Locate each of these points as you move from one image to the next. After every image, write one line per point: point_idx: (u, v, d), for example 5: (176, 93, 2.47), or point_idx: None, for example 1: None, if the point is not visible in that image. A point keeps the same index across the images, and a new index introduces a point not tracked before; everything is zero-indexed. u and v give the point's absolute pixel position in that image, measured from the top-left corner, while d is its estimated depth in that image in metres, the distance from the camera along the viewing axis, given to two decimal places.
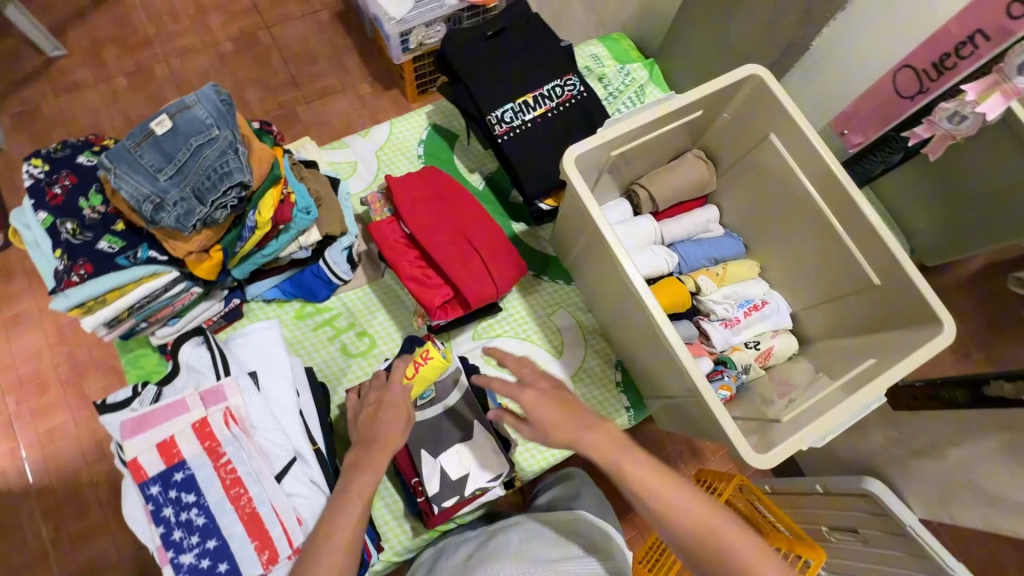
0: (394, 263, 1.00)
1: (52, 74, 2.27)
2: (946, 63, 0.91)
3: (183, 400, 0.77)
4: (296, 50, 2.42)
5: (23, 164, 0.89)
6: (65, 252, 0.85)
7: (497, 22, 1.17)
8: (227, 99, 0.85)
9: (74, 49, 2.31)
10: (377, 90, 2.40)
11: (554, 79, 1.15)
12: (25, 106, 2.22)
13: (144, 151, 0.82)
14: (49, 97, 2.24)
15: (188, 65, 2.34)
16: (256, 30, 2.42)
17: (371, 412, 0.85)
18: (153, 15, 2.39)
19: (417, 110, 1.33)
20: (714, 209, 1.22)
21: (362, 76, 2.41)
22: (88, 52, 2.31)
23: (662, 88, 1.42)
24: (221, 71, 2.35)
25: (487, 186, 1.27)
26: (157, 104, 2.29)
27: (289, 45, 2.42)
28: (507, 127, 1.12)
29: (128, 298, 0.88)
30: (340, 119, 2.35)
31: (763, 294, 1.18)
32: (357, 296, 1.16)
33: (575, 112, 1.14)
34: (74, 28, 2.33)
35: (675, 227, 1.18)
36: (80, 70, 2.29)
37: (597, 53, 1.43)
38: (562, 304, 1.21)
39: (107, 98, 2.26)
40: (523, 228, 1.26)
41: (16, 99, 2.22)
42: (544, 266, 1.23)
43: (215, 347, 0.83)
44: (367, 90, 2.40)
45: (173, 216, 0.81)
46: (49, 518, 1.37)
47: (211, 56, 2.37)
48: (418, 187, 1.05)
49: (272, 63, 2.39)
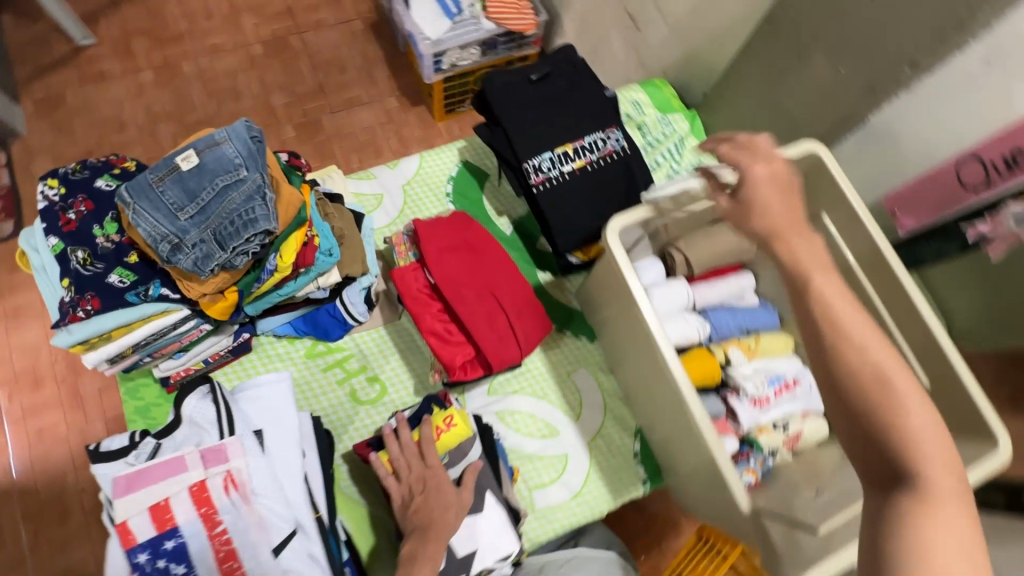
0: (416, 316, 0.95)
1: (78, 62, 2.23)
2: (1016, 161, 0.85)
3: (183, 459, 0.73)
4: (327, 59, 2.39)
5: (38, 184, 0.85)
6: (73, 283, 0.80)
7: (541, 66, 1.13)
8: (258, 137, 0.80)
9: (104, 38, 2.27)
10: (405, 105, 2.36)
11: (597, 130, 1.09)
12: (48, 91, 2.18)
13: (167, 187, 0.77)
14: (73, 85, 2.19)
15: (218, 65, 2.30)
16: (289, 35, 2.40)
17: (418, 501, 0.87)
18: (188, 11, 2.37)
19: (449, 145, 1.29)
20: (751, 275, 1.16)
21: (391, 90, 2.38)
22: (117, 43, 2.28)
23: (702, 141, 1.37)
24: (251, 74, 2.31)
25: (515, 231, 1.22)
26: (182, 100, 2.24)
27: (320, 53, 2.39)
28: (543, 177, 1.07)
29: (133, 336, 0.83)
30: (365, 132, 2.31)
31: (796, 372, 1.11)
32: (371, 338, 1.11)
33: (616, 167, 1.08)
34: (105, 16, 2.30)
35: (708, 293, 1.13)
36: (108, 60, 2.25)
37: (640, 99, 1.36)
38: (583, 363, 1.15)
39: (132, 90, 2.22)
40: (549, 278, 1.20)
41: (39, 84, 2.18)
42: (567, 320, 1.18)
43: (221, 400, 0.78)
44: (394, 105, 2.36)
45: (190, 260, 0.76)
46: (24, 534, 1.31)
47: (241, 57, 2.34)
48: (448, 236, 1.00)
49: (302, 70, 2.36)
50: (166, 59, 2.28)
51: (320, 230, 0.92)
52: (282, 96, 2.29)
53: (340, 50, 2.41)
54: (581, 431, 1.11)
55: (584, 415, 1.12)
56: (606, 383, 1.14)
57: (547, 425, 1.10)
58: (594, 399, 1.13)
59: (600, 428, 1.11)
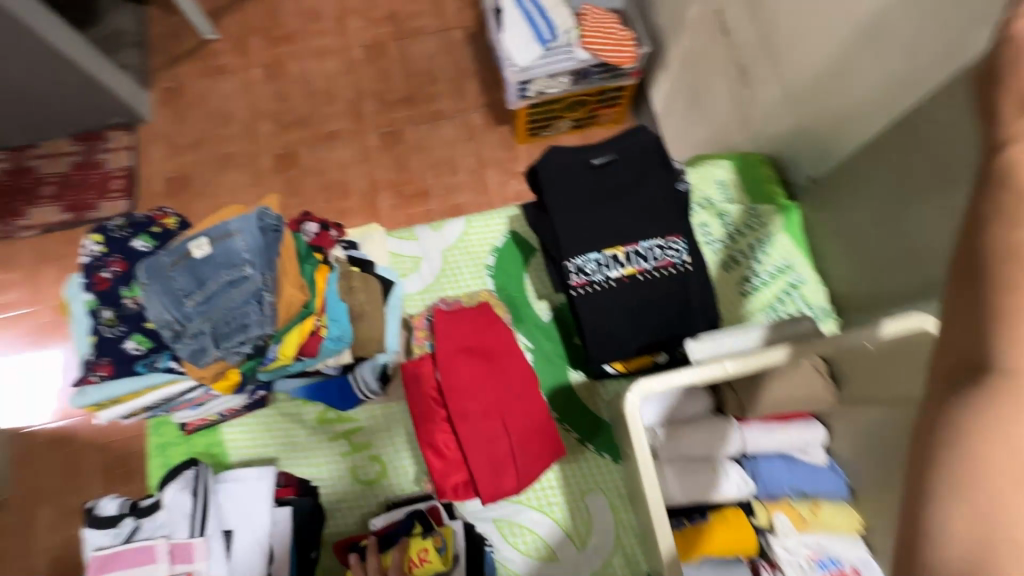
0: (417, 422, 0.88)
1: (198, 56, 2.02)
2: None
3: (151, 551, 0.73)
4: (422, 71, 2.03)
5: (85, 236, 0.88)
6: (95, 345, 0.83)
7: (607, 150, 0.99)
8: (275, 228, 0.78)
9: (229, 34, 2.05)
10: (491, 124, 1.98)
11: (656, 236, 0.95)
12: (154, 79, 1.96)
13: (179, 273, 0.76)
14: (180, 77, 1.97)
15: (318, 69, 2.02)
16: (386, 41, 2.06)
17: None
18: (302, 9, 2.09)
19: (500, 211, 1.19)
20: (821, 429, 0.97)
21: (479, 104, 1.99)
22: (236, 40, 2.05)
23: (796, 241, 1.14)
24: (345, 79, 2.01)
25: (553, 319, 1.11)
26: (283, 101, 1.98)
27: (416, 63, 2.03)
28: (585, 281, 0.95)
29: (143, 400, 0.85)
30: (444, 151, 1.94)
31: (860, 560, 0.88)
32: (381, 414, 1.06)
33: (671, 282, 0.94)
34: (229, 12, 2.08)
35: (761, 439, 0.95)
36: (227, 57, 2.02)
37: (726, 180, 1.18)
38: (599, 485, 1.03)
39: (240, 88, 1.98)
40: (581, 379, 1.08)
41: (162, 75, 1.98)
42: (592, 432, 1.05)
43: (200, 493, 0.77)
44: (480, 123, 1.98)
45: (188, 349, 0.75)
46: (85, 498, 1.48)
47: (342, 61, 2.04)
48: (467, 337, 0.92)
49: (395, 79, 2.02)
50: (276, 58, 2.04)
51: (334, 315, 0.88)
52: (373, 103, 1.97)
53: (435, 62, 2.04)
54: (583, 561, 0.99)
55: (591, 544, 1.00)
56: (623, 514, 1.01)
57: (545, 546, 1.00)
58: (604, 529, 1.00)
59: (606, 564, 0.99)
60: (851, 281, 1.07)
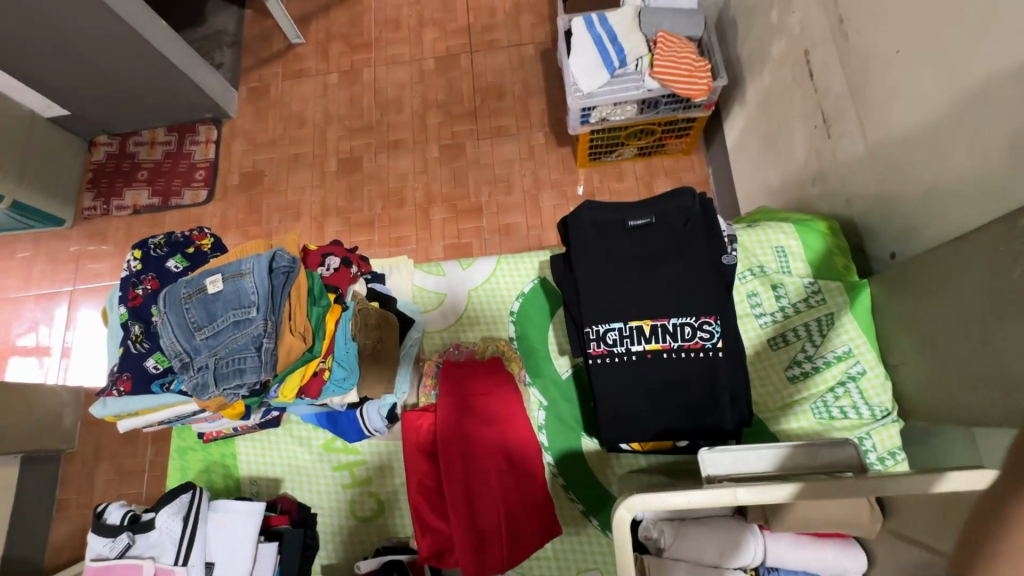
0: (408, 478, 0.86)
1: (284, 59, 2.11)
2: None
3: (138, 569, 0.77)
4: (490, 84, 2.01)
5: (128, 252, 0.94)
6: (121, 359, 0.88)
7: (646, 211, 0.92)
8: (286, 271, 0.79)
9: (312, 40, 2.13)
10: (551, 145, 1.92)
11: (688, 314, 0.87)
12: (241, 78, 2.09)
13: (192, 306, 0.78)
14: (261, 76, 2.09)
15: (388, 76, 2.05)
16: (459, 53, 2.05)
17: None
18: (382, 18, 2.13)
19: (533, 254, 1.14)
20: (862, 556, 0.82)
21: (541, 124, 1.94)
22: (319, 46, 2.12)
23: (863, 326, 1.00)
24: (413, 89, 2.03)
25: (572, 378, 1.04)
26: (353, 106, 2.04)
27: (485, 76, 2.01)
28: (604, 350, 0.88)
29: (160, 415, 0.90)
30: (501, 168, 1.91)
31: None
32: (386, 450, 1.05)
33: (699, 367, 0.85)
34: (316, 19, 2.16)
35: (786, 552, 0.84)
36: (308, 60, 2.11)
37: (788, 248, 1.07)
38: (597, 564, 0.96)
39: (315, 92, 2.06)
40: (594, 446, 1.01)
41: (249, 75, 2.10)
42: (598, 506, 0.98)
43: (191, 520, 0.80)
44: (540, 142, 1.92)
45: (193, 382, 0.77)
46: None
47: (411, 70, 2.06)
48: (470, 396, 0.88)
49: (462, 91, 2.01)
50: (352, 65, 2.08)
51: (337, 355, 0.87)
52: (436, 114, 1.98)
53: (503, 77, 2.00)
54: None
55: None
56: None
57: None
58: None
59: None
60: (922, 385, 0.92)
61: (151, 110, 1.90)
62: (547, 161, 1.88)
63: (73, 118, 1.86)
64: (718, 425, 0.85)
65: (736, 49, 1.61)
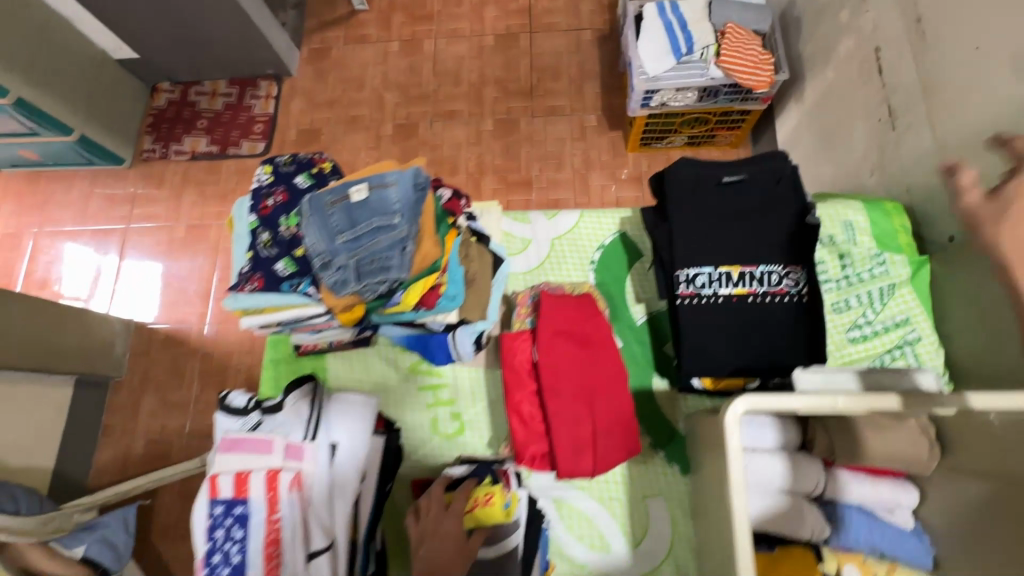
0: (509, 390, 0.95)
1: (345, 23, 2.08)
2: None
3: (270, 442, 0.84)
4: (545, 63, 2.01)
5: (258, 168, 1.02)
6: (252, 260, 0.96)
7: (738, 170, 1.01)
8: (422, 187, 0.87)
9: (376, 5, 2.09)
10: (602, 128, 1.92)
11: (774, 263, 0.97)
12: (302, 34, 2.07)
13: (336, 211, 0.86)
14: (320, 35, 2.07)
15: (445, 48, 2.04)
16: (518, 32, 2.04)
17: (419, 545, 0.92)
18: None
19: (615, 210, 1.22)
20: (913, 492, 0.92)
21: (595, 107, 1.94)
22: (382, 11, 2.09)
23: None
24: (471, 63, 2.01)
25: (646, 324, 1.13)
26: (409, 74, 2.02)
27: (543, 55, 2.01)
28: (692, 292, 0.97)
29: (281, 316, 0.97)
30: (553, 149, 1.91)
31: None
32: (469, 376, 1.14)
33: (780, 311, 0.96)
34: None
35: (846, 487, 0.93)
36: (371, 27, 2.08)
37: (855, 222, 0.95)
38: (663, 492, 1.04)
39: (375, 57, 2.03)
40: (664, 387, 1.10)
41: (309, 34, 2.07)
42: (667, 441, 1.07)
43: (317, 402, 0.89)
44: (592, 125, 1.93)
45: (333, 279, 0.85)
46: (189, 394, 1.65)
47: (470, 44, 2.04)
48: (568, 321, 0.96)
49: (518, 66, 2.01)
50: (413, 36, 2.06)
51: (451, 274, 0.97)
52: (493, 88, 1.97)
53: (561, 57, 2.01)
54: (634, 560, 1.02)
55: (644, 546, 1.02)
56: (680, 524, 1.03)
57: (601, 538, 1.03)
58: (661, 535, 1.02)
59: (657, 568, 1.01)
60: (973, 352, 1.00)
61: (215, 61, 1.86)
62: (598, 143, 1.89)
63: (140, 62, 1.83)
64: (795, 364, 0.94)
65: (799, 47, 1.65)
